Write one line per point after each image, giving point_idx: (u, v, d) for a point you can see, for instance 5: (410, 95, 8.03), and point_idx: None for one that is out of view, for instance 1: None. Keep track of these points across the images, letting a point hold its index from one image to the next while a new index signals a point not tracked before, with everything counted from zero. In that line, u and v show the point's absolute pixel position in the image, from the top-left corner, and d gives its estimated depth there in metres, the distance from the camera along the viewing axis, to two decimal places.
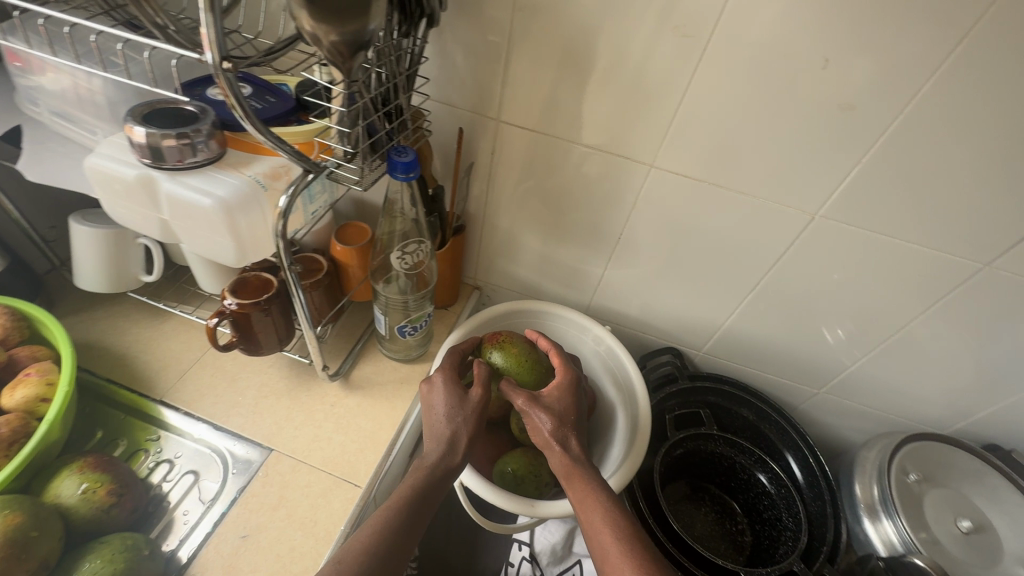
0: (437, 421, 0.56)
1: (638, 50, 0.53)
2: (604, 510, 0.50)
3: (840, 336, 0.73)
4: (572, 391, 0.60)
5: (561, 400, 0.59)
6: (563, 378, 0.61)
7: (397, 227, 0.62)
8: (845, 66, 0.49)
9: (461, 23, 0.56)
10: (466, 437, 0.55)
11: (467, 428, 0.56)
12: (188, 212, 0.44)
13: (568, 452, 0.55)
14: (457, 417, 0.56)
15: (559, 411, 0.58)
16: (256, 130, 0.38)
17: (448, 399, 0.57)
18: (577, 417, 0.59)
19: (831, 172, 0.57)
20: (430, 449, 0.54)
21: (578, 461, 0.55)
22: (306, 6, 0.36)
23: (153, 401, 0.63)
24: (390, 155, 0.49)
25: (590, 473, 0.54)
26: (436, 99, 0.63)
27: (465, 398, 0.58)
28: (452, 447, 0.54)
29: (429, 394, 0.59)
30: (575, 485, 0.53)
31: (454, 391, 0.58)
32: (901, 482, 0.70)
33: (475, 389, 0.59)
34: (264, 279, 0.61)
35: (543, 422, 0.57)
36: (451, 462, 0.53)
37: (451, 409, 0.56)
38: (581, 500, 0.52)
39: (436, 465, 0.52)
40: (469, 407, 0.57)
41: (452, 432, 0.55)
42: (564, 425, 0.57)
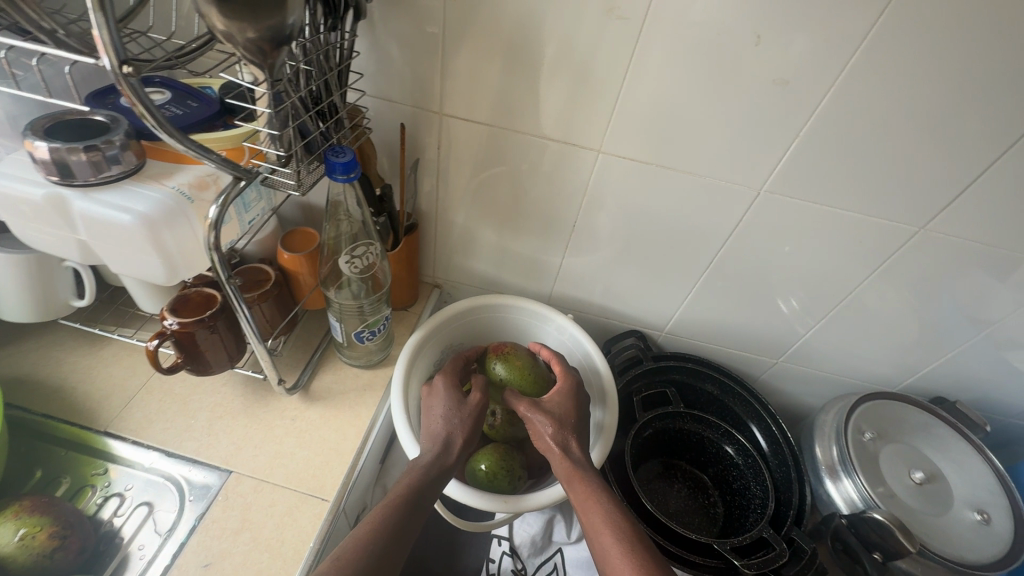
0: (434, 422, 0.58)
1: (575, 36, 0.53)
2: (605, 510, 0.50)
3: (794, 305, 0.75)
4: (573, 397, 0.61)
5: (562, 403, 0.60)
6: (563, 384, 0.62)
7: (344, 230, 0.59)
8: (776, 42, 0.50)
9: (392, 15, 0.54)
10: (460, 439, 0.57)
11: (462, 431, 0.58)
12: (108, 231, 0.41)
13: (569, 456, 0.55)
14: (453, 419, 0.58)
15: (559, 415, 0.59)
16: (174, 141, 0.35)
17: (446, 402, 0.60)
18: (579, 422, 0.60)
19: (772, 148, 0.58)
20: (426, 449, 0.55)
21: (580, 464, 0.55)
22: (215, 3, 0.34)
23: (96, 432, 0.59)
24: (327, 155, 0.46)
25: (591, 475, 0.54)
26: (373, 95, 0.61)
27: (462, 402, 0.60)
28: (446, 448, 0.55)
29: (429, 398, 0.62)
30: (575, 486, 0.53)
31: (453, 395, 0.61)
32: (858, 441, 0.73)
33: (474, 395, 0.61)
34: (206, 294, 0.58)
35: (542, 424, 0.58)
36: (447, 462, 0.54)
37: (447, 412, 0.59)
38: (581, 500, 0.52)
39: (430, 465, 0.53)
40: (465, 411, 0.59)
41: (447, 432, 0.57)
42: (564, 429, 0.58)
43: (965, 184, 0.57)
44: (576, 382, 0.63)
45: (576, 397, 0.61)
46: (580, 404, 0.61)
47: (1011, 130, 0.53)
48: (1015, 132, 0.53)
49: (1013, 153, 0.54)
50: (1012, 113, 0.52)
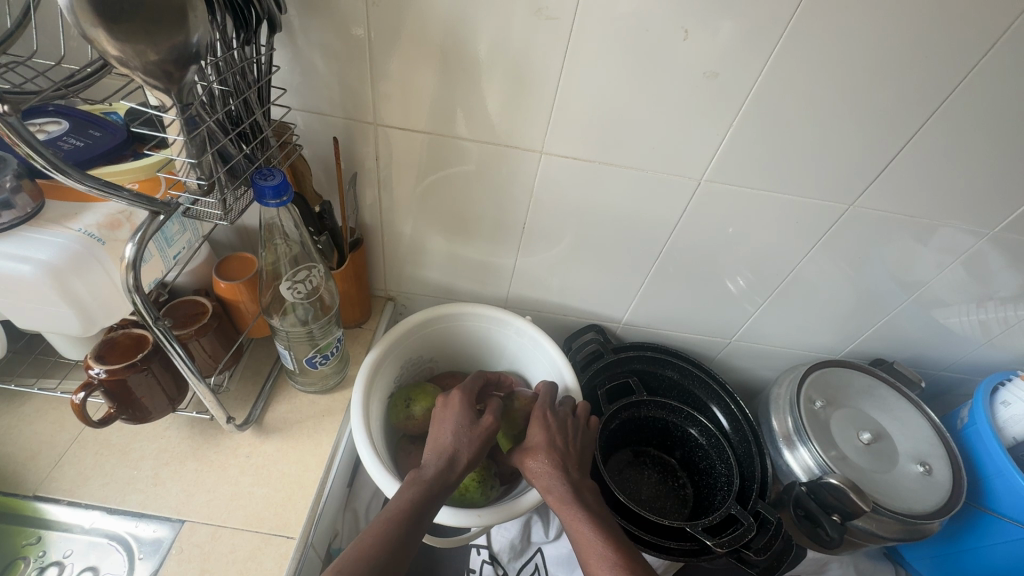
0: (443, 435, 0.56)
1: (508, 37, 0.51)
2: (591, 541, 0.50)
3: (741, 285, 0.77)
4: (555, 432, 0.60)
5: (544, 435, 0.59)
6: (549, 421, 0.61)
7: (283, 255, 0.56)
8: (703, 34, 0.51)
9: (312, 23, 0.51)
10: (465, 458, 0.54)
11: (469, 450, 0.55)
12: (3, 283, 0.37)
13: (553, 492, 0.55)
14: (464, 436, 0.56)
15: (538, 445, 0.58)
16: (73, 180, 0.31)
17: (459, 419, 0.58)
18: (567, 451, 0.58)
19: (708, 139, 0.59)
20: (429, 462, 0.53)
21: (562, 494, 0.54)
22: (104, 25, 0.31)
23: (24, 498, 0.54)
24: (254, 180, 0.43)
25: (574, 502, 0.53)
26: (300, 109, 0.57)
27: (475, 421, 0.58)
28: (451, 464, 0.53)
29: (442, 409, 0.59)
30: (563, 513, 0.53)
31: (466, 412, 0.58)
32: (810, 410, 0.76)
33: (488, 417, 0.58)
34: (135, 335, 0.54)
35: (528, 455, 0.58)
36: (451, 478, 0.52)
37: (458, 429, 0.56)
38: (571, 521, 0.52)
39: (433, 481, 0.51)
40: (477, 431, 0.57)
41: (453, 448, 0.55)
42: (545, 458, 0.57)
43: (886, 161, 0.61)
44: (563, 412, 0.62)
45: (558, 423, 0.61)
46: (564, 429, 0.60)
47: (924, 107, 0.56)
48: (927, 108, 0.56)
49: (927, 129, 0.58)
50: (923, 91, 0.55)
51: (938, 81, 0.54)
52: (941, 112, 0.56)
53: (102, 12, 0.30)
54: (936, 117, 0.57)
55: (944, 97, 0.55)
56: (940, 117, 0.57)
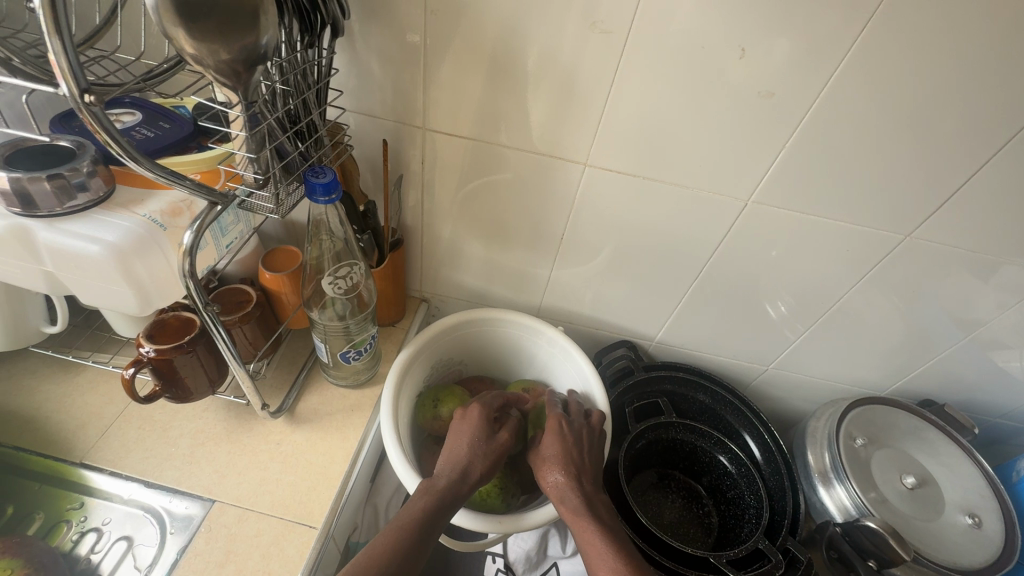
0: (459, 447, 0.56)
1: (559, 50, 0.52)
2: (601, 554, 0.50)
3: (782, 311, 0.75)
4: (572, 443, 0.59)
5: (559, 445, 0.58)
6: (565, 431, 0.60)
7: (327, 249, 0.57)
8: (760, 52, 0.50)
9: (372, 30, 0.52)
10: (478, 471, 0.55)
11: (483, 464, 0.55)
12: (74, 261, 0.39)
13: (566, 503, 0.54)
14: (481, 449, 0.56)
15: (553, 456, 0.57)
16: (143, 167, 0.34)
17: (476, 432, 0.58)
18: (582, 463, 0.58)
19: (758, 159, 0.58)
20: (443, 472, 0.54)
21: (574, 506, 0.54)
22: (183, 24, 0.32)
23: (72, 464, 0.57)
24: (306, 176, 0.45)
25: (587, 514, 0.53)
26: (353, 111, 0.59)
27: (490, 437, 0.58)
28: (464, 477, 0.54)
29: (460, 422, 0.60)
30: (575, 524, 0.53)
31: (485, 425, 0.59)
32: (850, 448, 0.73)
33: (503, 437, 0.59)
34: (184, 318, 0.56)
35: (543, 466, 0.57)
36: (463, 489, 0.53)
37: (475, 441, 0.57)
38: (583, 533, 0.52)
39: (445, 491, 0.52)
40: (491, 446, 0.57)
41: (467, 460, 0.55)
42: (559, 470, 0.56)
43: (950, 193, 0.58)
44: (577, 422, 0.61)
45: (573, 433, 0.60)
46: (579, 440, 0.59)
47: (993, 139, 0.53)
48: (997, 140, 0.53)
49: (996, 162, 0.55)
50: (994, 122, 0.52)
51: (1010, 113, 0.51)
52: (1013, 144, 0.53)
53: (182, 13, 0.32)
54: (1006, 149, 0.54)
55: (1017, 129, 0.52)
56: (1011, 150, 0.54)
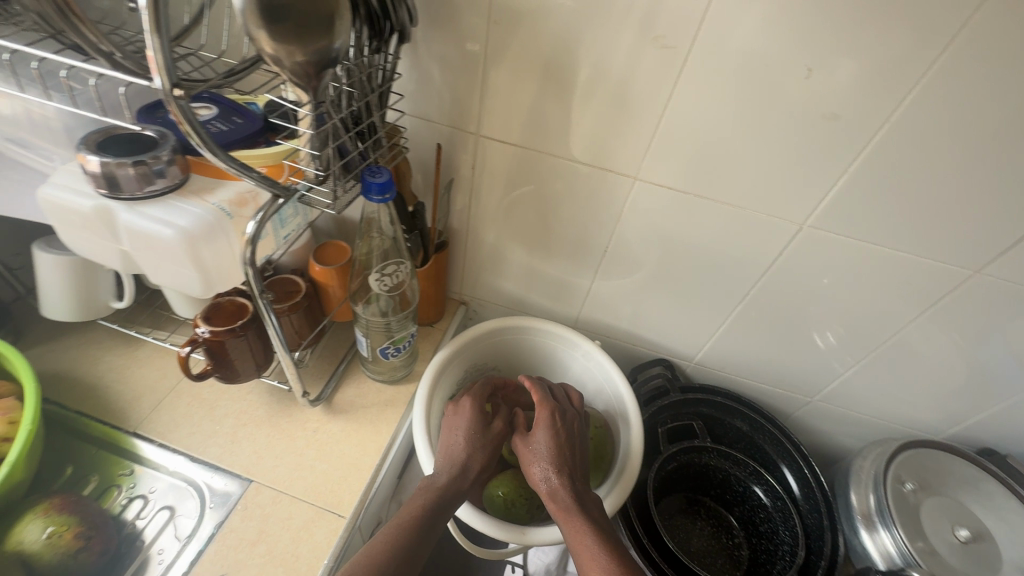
0: (455, 442, 0.57)
1: (617, 63, 0.52)
2: (591, 553, 0.48)
3: (831, 341, 0.72)
4: (562, 436, 0.58)
5: (550, 440, 0.57)
6: (555, 422, 0.59)
7: (375, 247, 0.59)
8: (828, 73, 0.48)
9: (435, 37, 0.54)
10: (475, 465, 0.56)
11: (480, 459, 0.57)
12: (149, 243, 0.42)
13: (557, 502, 0.53)
14: (476, 443, 0.57)
15: (542, 450, 0.57)
16: (217, 158, 0.36)
17: (471, 425, 0.59)
18: (573, 458, 0.57)
19: (817, 183, 0.56)
20: (441, 469, 0.54)
21: (566, 504, 0.52)
22: (266, 27, 0.35)
23: (125, 433, 0.60)
24: (364, 175, 0.46)
25: (578, 513, 0.51)
26: (412, 115, 0.61)
27: (485, 429, 0.59)
28: (462, 473, 0.54)
29: (454, 415, 0.61)
30: (566, 523, 0.51)
31: (479, 419, 0.60)
32: (898, 491, 0.69)
33: (497, 427, 0.60)
34: (238, 303, 0.59)
35: (533, 462, 0.57)
36: (461, 486, 0.54)
37: (470, 435, 0.58)
38: (574, 531, 0.50)
39: (444, 488, 0.53)
40: (487, 439, 0.58)
41: (464, 455, 0.56)
42: (550, 465, 0.55)
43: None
44: (569, 415, 0.61)
45: (565, 429, 0.59)
46: (571, 437, 0.59)
47: None
48: None
49: None
50: None
51: None
52: None
53: (266, 16, 0.34)
54: None
55: None
56: None
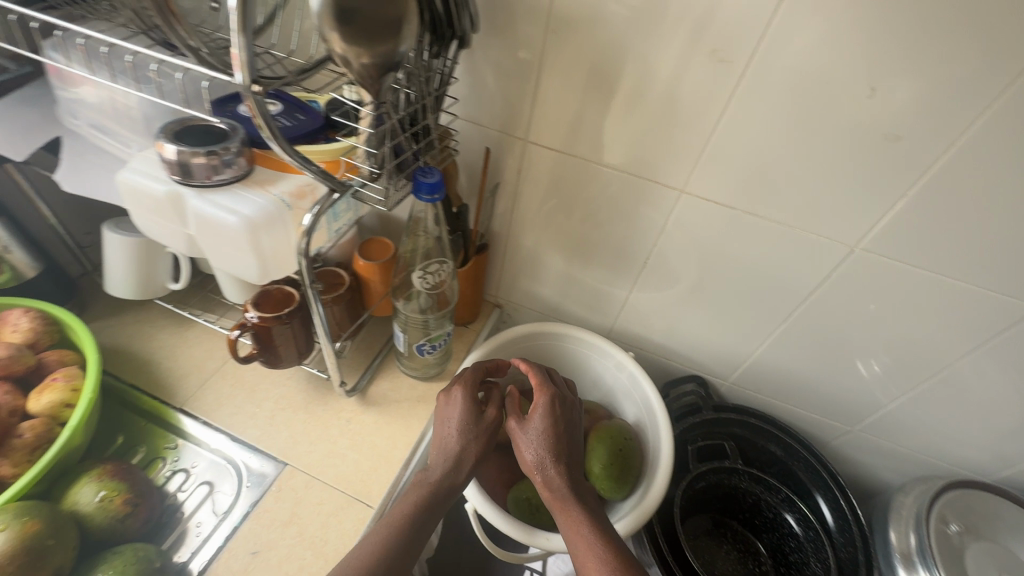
0: (449, 434, 0.55)
1: (672, 75, 0.52)
2: (590, 544, 0.48)
3: (876, 371, 0.69)
4: (558, 423, 0.56)
5: (546, 427, 0.55)
6: (550, 409, 0.56)
7: (420, 245, 0.61)
8: (892, 94, 0.47)
9: (492, 44, 0.55)
10: (470, 458, 0.53)
11: (474, 450, 0.54)
12: (215, 229, 0.44)
13: (553, 492, 0.52)
14: (469, 434, 0.54)
15: (537, 437, 0.54)
16: (283, 151, 0.38)
17: (463, 415, 0.55)
18: (567, 445, 0.55)
19: (872, 205, 0.54)
20: (436, 465, 0.52)
21: (562, 495, 0.52)
22: (340, 30, 0.36)
23: (172, 408, 0.63)
24: (415, 175, 0.48)
25: (575, 502, 0.51)
26: (464, 118, 0.62)
27: (479, 417, 0.56)
28: (457, 467, 0.53)
29: (444, 405, 0.57)
30: (563, 514, 0.50)
31: (471, 407, 0.56)
32: (942, 533, 0.66)
33: (490, 414, 0.56)
34: (286, 292, 0.61)
35: (526, 450, 0.54)
36: (457, 481, 0.52)
37: (464, 426, 0.55)
38: (572, 522, 0.50)
39: (439, 483, 0.51)
40: (480, 428, 0.55)
41: (458, 449, 0.53)
42: (546, 454, 0.54)
43: None
44: (563, 398, 0.58)
45: (564, 415, 0.57)
46: (567, 424, 0.57)
47: None
48: None
49: None
50: None
51: None
52: None
53: (340, 20, 0.36)
54: None
55: None
56: None
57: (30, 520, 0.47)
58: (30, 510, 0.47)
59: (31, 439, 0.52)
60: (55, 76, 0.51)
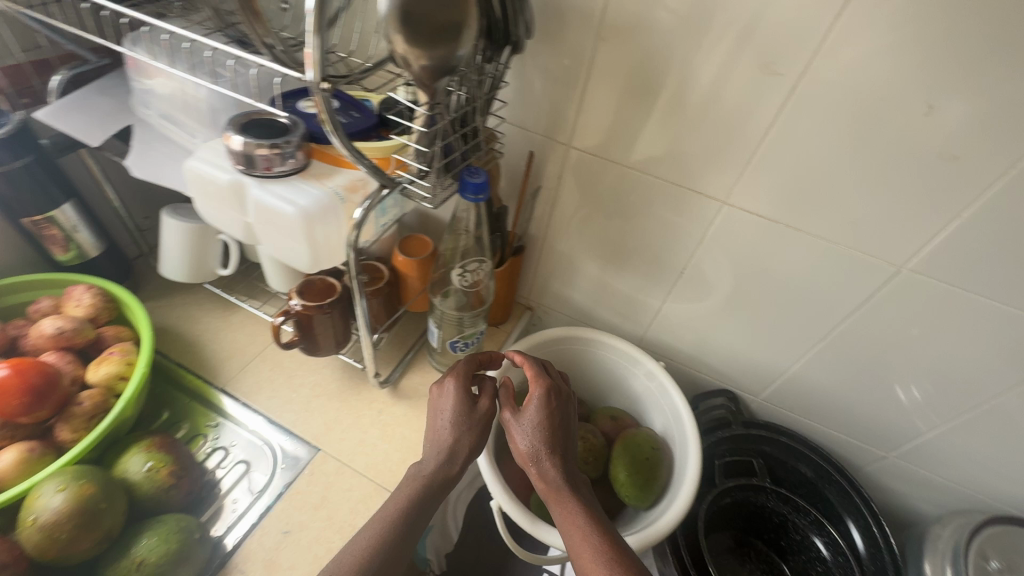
0: (442, 427, 0.53)
1: (721, 86, 0.52)
2: (586, 538, 0.46)
3: (915, 397, 0.67)
4: (554, 414, 0.54)
5: (542, 418, 0.53)
6: (545, 399, 0.54)
7: (460, 244, 0.62)
8: (951, 113, 0.46)
9: (543, 50, 0.56)
10: (463, 449, 0.52)
11: (467, 441, 0.52)
12: (272, 218, 0.47)
13: (548, 484, 0.50)
14: (462, 425, 0.52)
15: (532, 428, 0.52)
16: (341, 145, 0.39)
17: (456, 406, 0.54)
18: (563, 436, 0.53)
19: (922, 226, 0.53)
20: (429, 458, 0.51)
21: (558, 487, 0.50)
22: (404, 32, 0.38)
23: (214, 388, 0.66)
24: (463, 175, 0.49)
25: (572, 495, 0.49)
26: (511, 121, 0.64)
27: (472, 408, 0.54)
28: (451, 458, 0.51)
29: (437, 396, 0.55)
30: (559, 507, 0.49)
31: (463, 397, 0.54)
32: (980, 568, 0.64)
33: (483, 405, 0.54)
34: (328, 282, 0.64)
35: (521, 441, 0.52)
36: (450, 474, 0.50)
37: (457, 418, 0.53)
38: (567, 516, 0.48)
39: (432, 476, 0.50)
40: (474, 419, 0.53)
41: (451, 440, 0.52)
42: (541, 446, 0.51)
43: None
44: (560, 389, 0.56)
45: (561, 407, 0.55)
46: (563, 415, 0.55)
47: None
48: None
49: None
50: None
51: None
52: None
53: (405, 23, 0.38)
54: None
55: None
56: None
57: (85, 484, 0.49)
58: (86, 474, 0.49)
59: (89, 408, 0.56)
60: (131, 68, 0.54)
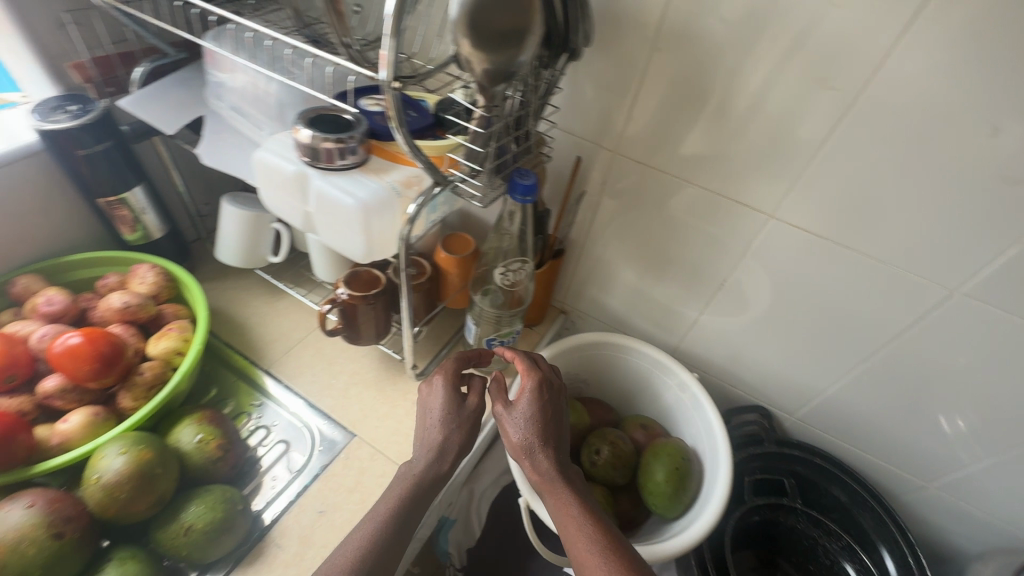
0: (432, 425, 0.54)
1: (775, 99, 0.52)
2: (577, 523, 0.47)
3: (960, 428, 0.65)
4: (545, 406, 0.54)
5: (533, 410, 0.54)
6: (534, 391, 0.55)
7: (503, 244, 0.64)
8: (1018, 135, 0.45)
9: (597, 57, 0.58)
10: (454, 445, 0.53)
11: (457, 437, 0.53)
12: (332, 208, 0.49)
13: (541, 475, 0.52)
14: (452, 422, 0.54)
15: (523, 420, 0.53)
16: (403, 142, 0.41)
17: (445, 404, 0.54)
18: (553, 427, 0.54)
19: (979, 250, 0.52)
20: (420, 456, 0.52)
21: (550, 479, 0.51)
22: (471, 37, 0.40)
23: (260, 369, 0.69)
24: (513, 176, 0.51)
25: (564, 485, 0.51)
26: (560, 126, 0.65)
27: (461, 406, 0.55)
28: (442, 455, 0.52)
29: (426, 395, 0.56)
30: (552, 497, 0.50)
31: (452, 395, 0.55)
32: None
33: (471, 402, 0.55)
34: (374, 274, 0.66)
35: (513, 434, 0.53)
36: (443, 469, 0.52)
37: (446, 416, 0.54)
38: (559, 505, 0.49)
39: (425, 474, 0.51)
40: (463, 415, 0.54)
41: (441, 438, 0.53)
42: (533, 438, 0.53)
43: None
44: (550, 380, 0.57)
45: (552, 399, 0.56)
46: (554, 407, 0.56)
47: None
48: None
49: None
50: None
51: None
52: None
53: (473, 28, 0.39)
54: None
55: None
56: None
57: (144, 449, 0.52)
58: (144, 440, 0.53)
59: (149, 378, 0.59)
60: (209, 61, 0.58)
